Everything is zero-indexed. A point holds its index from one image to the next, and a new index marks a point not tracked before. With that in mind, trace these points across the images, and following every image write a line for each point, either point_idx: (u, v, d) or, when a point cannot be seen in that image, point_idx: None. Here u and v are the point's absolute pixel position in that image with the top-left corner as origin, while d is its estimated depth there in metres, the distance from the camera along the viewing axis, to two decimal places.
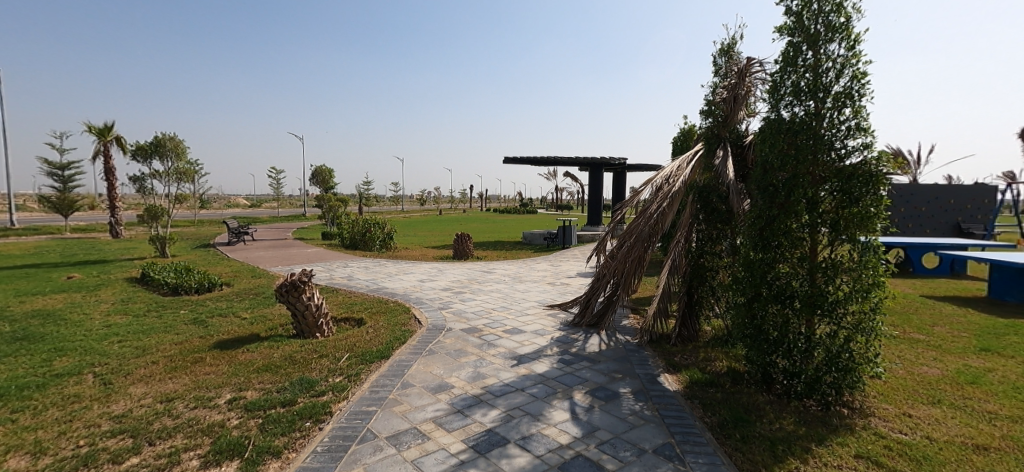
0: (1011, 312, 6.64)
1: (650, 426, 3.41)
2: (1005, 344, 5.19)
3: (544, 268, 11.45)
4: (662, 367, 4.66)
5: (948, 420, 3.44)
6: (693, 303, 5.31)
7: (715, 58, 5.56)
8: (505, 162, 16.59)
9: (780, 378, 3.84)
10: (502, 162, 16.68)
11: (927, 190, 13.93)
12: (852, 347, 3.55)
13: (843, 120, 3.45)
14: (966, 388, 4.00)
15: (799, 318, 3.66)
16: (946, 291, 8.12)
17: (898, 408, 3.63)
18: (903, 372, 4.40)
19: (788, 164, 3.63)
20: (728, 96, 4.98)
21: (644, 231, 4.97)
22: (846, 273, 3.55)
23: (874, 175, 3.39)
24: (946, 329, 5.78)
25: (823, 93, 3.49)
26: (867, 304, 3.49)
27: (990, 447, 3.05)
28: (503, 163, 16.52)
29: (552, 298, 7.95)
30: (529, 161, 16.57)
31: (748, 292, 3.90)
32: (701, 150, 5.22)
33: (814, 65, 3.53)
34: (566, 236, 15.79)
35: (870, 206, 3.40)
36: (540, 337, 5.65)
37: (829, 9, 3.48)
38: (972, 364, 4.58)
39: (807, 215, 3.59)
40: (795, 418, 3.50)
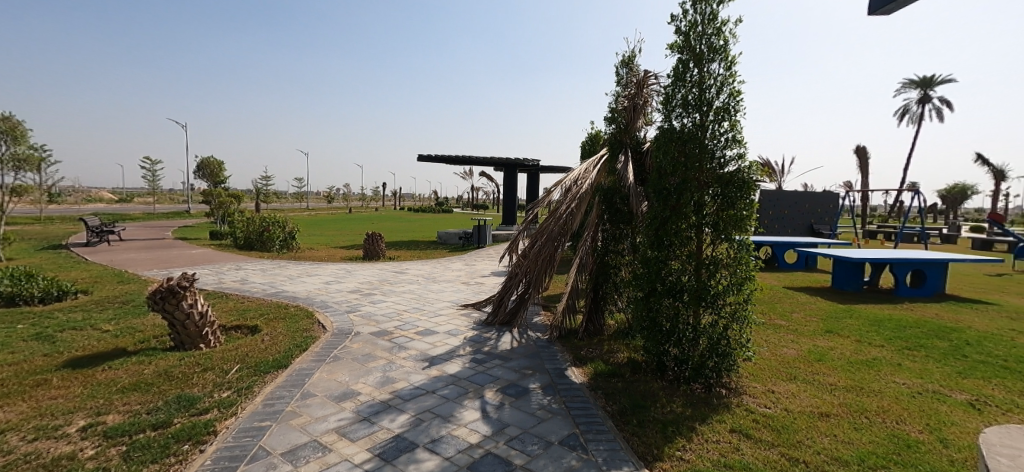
0: (850, 299, 7.90)
1: (557, 419, 3.55)
2: (844, 326, 6.15)
3: (458, 267, 11.43)
4: (569, 361, 4.87)
5: (801, 392, 4.00)
6: (599, 299, 5.62)
7: (616, 69, 6.00)
8: (419, 160, 16.33)
9: (672, 365, 4.19)
10: (416, 160, 16.38)
11: (791, 195, 16.07)
12: (730, 334, 4.01)
13: (723, 132, 3.86)
14: (816, 364, 4.69)
15: (687, 309, 4.03)
16: (802, 283, 9.44)
17: (764, 386, 4.15)
18: (769, 353, 5.05)
19: (678, 170, 3.96)
20: (629, 104, 5.36)
21: (554, 230, 5.15)
22: (726, 268, 3.98)
23: (748, 182, 3.82)
24: (802, 315, 6.73)
25: (706, 107, 3.87)
26: (741, 296, 3.95)
27: (830, 414, 3.60)
28: (418, 160, 16.26)
29: (466, 298, 7.91)
30: (444, 160, 16.40)
31: (645, 288, 4.20)
32: (606, 154, 5.51)
33: (699, 80, 3.89)
34: (481, 235, 15.78)
35: (744, 210, 3.85)
36: (453, 337, 5.60)
37: (711, 32, 3.86)
38: (821, 344, 5.38)
39: (694, 216, 3.96)
40: (683, 401, 3.83)
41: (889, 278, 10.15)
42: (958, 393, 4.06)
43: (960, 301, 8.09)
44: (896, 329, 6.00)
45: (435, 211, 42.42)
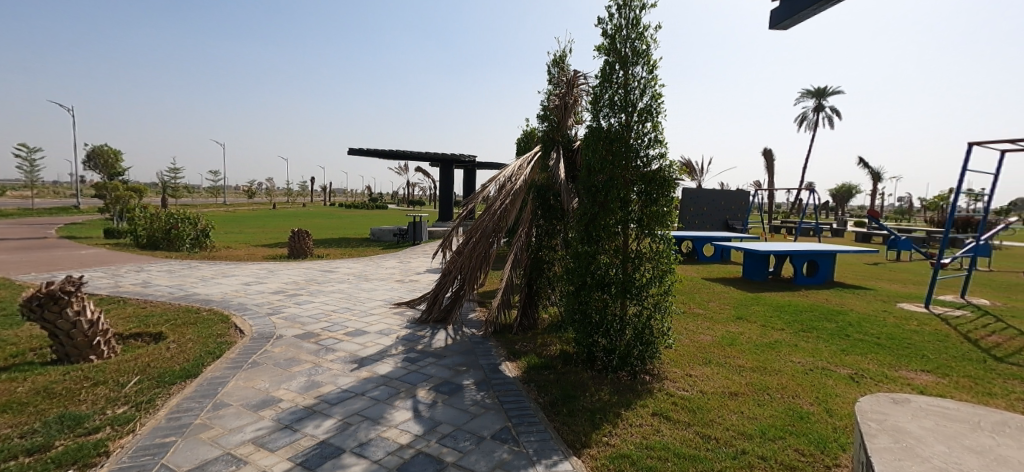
0: (757, 288, 8.66)
1: (490, 414, 3.56)
2: (752, 312, 6.73)
3: (392, 265, 11.12)
4: (504, 356, 4.90)
5: (714, 375, 4.33)
6: (533, 294, 5.71)
7: (548, 68, 6.11)
8: (349, 153, 15.66)
9: (601, 355, 4.35)
10: (346, 153, 15.69)
11: (709, 194, 17.30)
12: (652, 323, 4.24)
13: (646, 132, 4.06)
14: (727, 348, 5.09)
15: (614, 301, 4.21)
16: (718, 274, 10.21)
17: (682, 370, 4.45)
18: (687, 340, 5.42)
19: (606, 168, 4.11)
20: (560, 103, 5.48)
21: (488, 227, 5.15)
22: (649, 261, 4.21)
23: (668, 180, 4.06)
24: (717, 303, 7.28)
25: (632, 108, 4.05)
26: (662, 287, 4.20)
27: (738, 393, 3.93)
28: (348, 154, 15.59)
29: (400, 296, 7.71)
30: (376, 154, 15.85)
31: (576, 282, 4.32)
32: (539, 151, 5.59)
33: (625, 82, 4.06)
34: (416, 232, 15.47)
35: (665, 206, 4.08)
36: (385, 337, 5.44)
37: (634, 36, 4.04)
38: (732, 329, 5.86)
39: (620, 212, 4.13)
40: (610, 389, 4.00)
41: (791, 268, 11.23)
42: (842, 368, 4.60)
43: (846, 287, 9.15)
44: (796, 314, 6.66)
45: (367, 207, 40.98)
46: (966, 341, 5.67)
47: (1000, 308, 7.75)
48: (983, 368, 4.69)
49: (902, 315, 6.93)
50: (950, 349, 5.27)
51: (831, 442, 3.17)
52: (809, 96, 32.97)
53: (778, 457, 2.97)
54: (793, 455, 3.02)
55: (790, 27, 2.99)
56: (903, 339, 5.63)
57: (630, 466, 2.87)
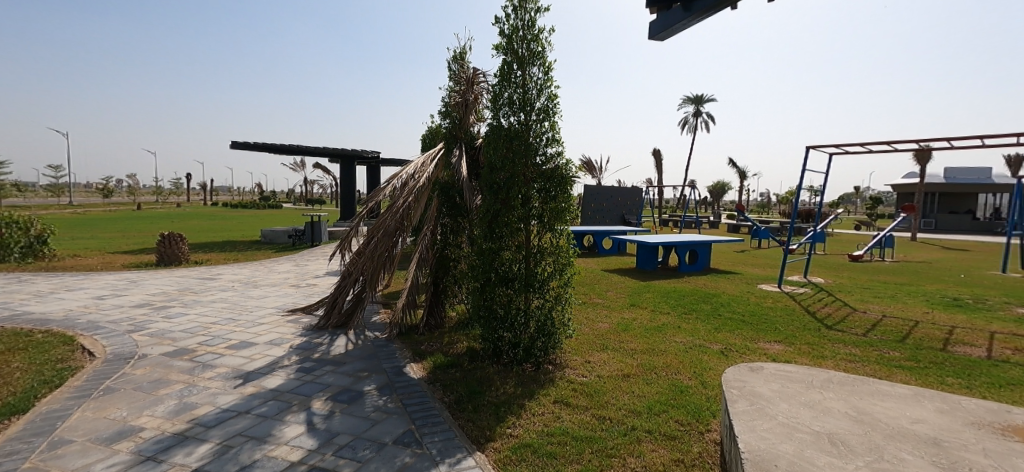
0: (648, 277, 9.42)
1: (392, 418, 3.44)
2: (644, 299, 7.31)
3: (286, 268, 10.27)
4: (409, 357, 4.77)
5: (610, 359, 4.63)
6: (439, 292, 5.62)
7: (449, 64, 6.03)
8: (232, 146, 14.15)
9: (506, 349, 4.42)
10: (229, 146, 14.15)
11: (607, 190, 18.45)
12: (554, 314, 4.41)
13: (544, 131, 4.18)
14: (622, 334, 5.48)
15: (518, 295, 4.29)
16: (615, 265, 10.93)
17: (582, 357, 4.69)
18: (587, 329, 5.72)
19: (507, 166, 4.15)
20: (460, 100, 5.45)
21: (391, 226, 4.94)
22: (550, 256, 4.35)
23: (566, 177, 4.23)
24: (614, 292, 7.79)
25: (530, 107, 4.15)
26: (563, 280, 4.38)
27: (630, 375, 4.24)
28: (230, 147, 14.08)
29: (294, 302, 7.13)
30: (265, 148, 14.51)
31: (480, 278, 4.33)
32: (442, 149, 5.50)
33: (523, 82, 4.14)
34: (314, 232, 14.47)
35: (563, 203, 4.25)
36: (275, 347, 5.00)
37: (530, 38, 4.14)
38: (627, 316, 6.32)
39: (522, 209, 4.22)
40: (515, 382, 4.09)
41: (676, 258, 12.39)
42: (715, 344, 5.19)
43: (720, 273, 10.33)
44: (680, 299, 7.36)
45: (257, 206, 37.45)
46: (809, 314, 6.72)
47: (832, 284, 9.31)
48: (818, 335, 5.59)
49: (762, 294, 8.00)
50: (797, 322, 6.20)
51: (705, 411, 3.55)
52: (690, 102, 36.58)
53: (661, 429, 3.25)
54: (675, 425, 3.33)
55: (666, 38, 3.27)
56: (763, 315, 6.51)
57: (531, 454, 2.95)
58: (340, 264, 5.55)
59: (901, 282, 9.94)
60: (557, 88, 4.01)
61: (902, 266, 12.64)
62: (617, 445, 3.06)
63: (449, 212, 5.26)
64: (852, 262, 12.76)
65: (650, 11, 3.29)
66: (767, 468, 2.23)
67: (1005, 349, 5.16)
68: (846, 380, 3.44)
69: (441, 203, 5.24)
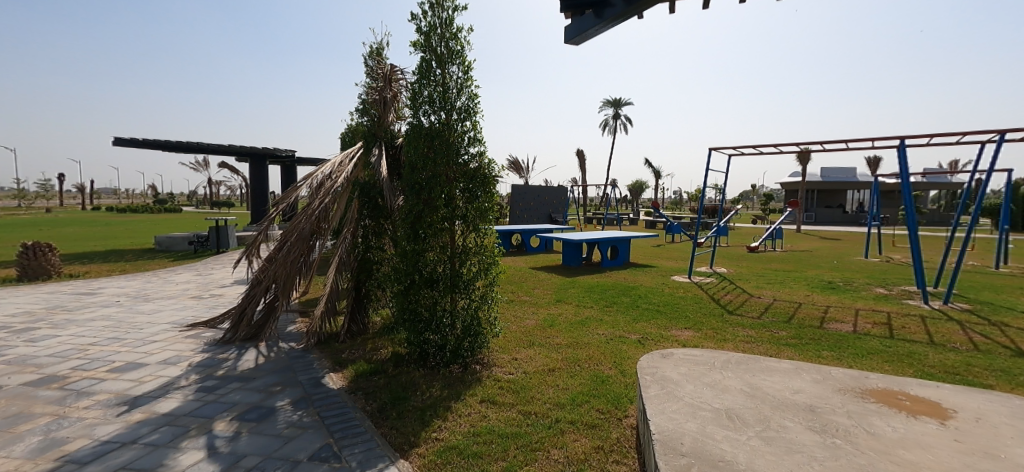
0: (572, 273, 9.72)
1: (308, 433, 3.24)
2: (569, 294, 7.53)
3: (186, 278, 9.28)
4: (327, 367, 4.51)
5: (536, 355, 4.72)
6: (361, 298, 5.38)
7: (365, 59, 5.80)
8: (116, 143, 12.52)
9: (433, 352, 4.33)
10: (111, 143, 12.51)
11: (533, 189, 18.78)
12: (480, 314, 4.41)
13: (465, 131, 4.15)
14: (548, 329, 5.60)
15: (443, 297, 4.22)
16: (541, 263, 11.15)
17: (509, 355, 4.72)
18: (514, 326, 5.78)
19: (428, 165, 4.04)
20: (378, 97, 5.26)
21: (305, 230, 4.62)
22: (475, 256, 4.33)
23: (488, 177, 4.23)
24: (541, 289, 7.95)
25: (450, 106, 4.08)
26: (488, 279, 4.39)
27: (555, 368, 4.36)
28: (114, 144, 12.45)
29: (195, 315, 6.47)
30: (157, 145, 13.00)
31: (404, 281, 4.19)
32: (360, 148, 5.25)
33: (442, 81, 4.07)
34: (220, 238, 13.12)
35: (486, 202, 4.25)
36: (171, 367, 4.49)
37: (449, 36, 4.09)
38: (553, 311, 6.47)
39: (445, 209, 4.15)
40: (442, 384, 4.02)
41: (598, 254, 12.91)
42: (633, 334, 5.47)
43: (638, 267, 10.92)
44: (603, 293, 7.67)
45: (149, 210, 33.50)
46: (715, 301, 7.32)
47: (733, 273, 10.23)
48: (722, 321, 6.11)
49: (675, 285, 8.59)
50: (705, 309, 6.74)
51: (623, 398, 3.73)
52: (608, 105, 38.33)
53: (584, 419, 3.37)
54: (596, 415, 3.46)
55: (580, 42, 3.37)
56: (676, 305, 6.98)
57: (456, 456, 2.92)
58: (249, 272, 5.11)
59: (789, 269, 11.17)
60: (477, 88, 4.00)
61: (790, 255, 14.21)
62: (542, 439, 3.12)
63: (370, 213, 5.04)
64: (750, 253, 14.11)
65: (565, 16, 3.37)
66: (676, 447, 2.39)
67: (869, 324, 5.98)
68: (743, 360, 3.79)
69: (360, 204, 4.99)
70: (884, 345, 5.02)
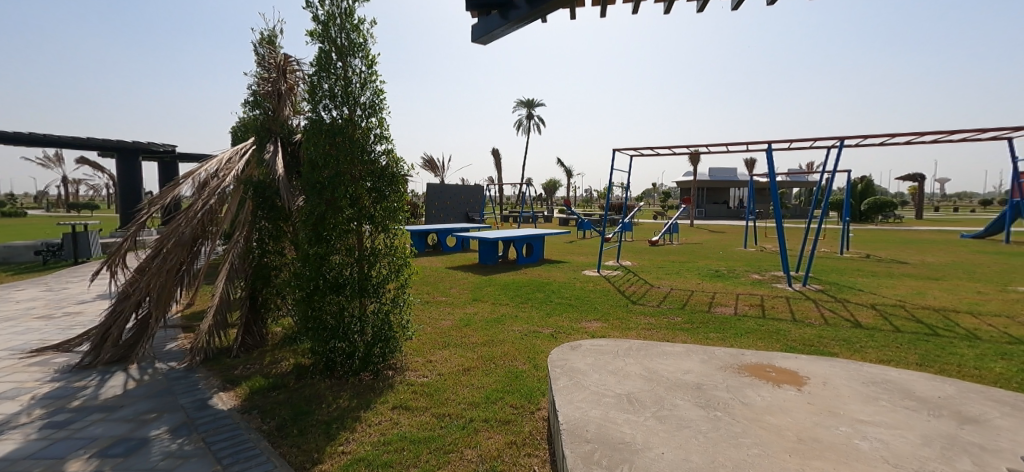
0: (488, 271, 9.75)
1: (190, 463, 2.89)
2: (485, 293, 7.54)
3: (34, 295, 7.84)
4: (216, 386, 4.06)
5: (451, 356, 4.67)
6: (257, 308, 4.91)
7: (255, 48, 5.33)
8: None
9: (340, 361, 4.09)
10: None
11: (449, 188, 18.57)
12: (391, 317, 4.26)
13: (371, 127, 3.96)
14: (464, 329, 5.57)
15: (351, 302, 3.99)
16: (458, 263, 11.04)
17: (423, 357, 4.62)
18: (430, 328, 5.66)
19: (331, 163, 3.77)
20: (271, 89, 4.86)
21: (186, 235, 4.10)
22: (384, 258, 4.17)
23: (397, 176, 4.09)
24: (457, 289, 7.89)
25: (353, 101, 3.87)
26: (399, 281, 4.25)
27: (471, 368, 4.35)
28: None
29: (44, 338, 5.48)
30: None
31: (305, 287, 3.88)
32: (253, 143, 4.80)
33: (344, 74, 3.84)
34: (79, 246, 11.23)
35: (395, 202, 4.10)
36: (9, 401, 3.77)
37: (350, 28, 3.87)
38: (468, 311, 6.45)
39: (350, 209, 3.91)
40: (350, 394, 3.81)
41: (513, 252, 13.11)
42: (546, 328, 5.64)
43: (551, 263, 11.27)
44: (518, 290, 7.79)
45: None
46: (621, 293, 7.79)
47: (637, 266, 10.97)
48: (626, 311, 6.53)
49: (585, 280, 9.00)
50: (612, 301, 7.16)
51: (536, 392, 3.83)
52: (522, 106, 39.00)
53: (496, 416, 3.40)
54: (509, 410, 3.51)
55: (487, 42, 3.37)
56: (586, 298, 7.32)
57: (365, 468, 2.79)
58: (114, 284, 4.43)
59: (684, 260, 12.24)
60: (382, 83, 3.83)
61: (685, 247, 15.58)
62: (455, 440, 3.09)
63: (267, 214, 4.63)
64: (651, 247, 15.23)
65: (471, 15, 3.34)
66: (581, 434, 2.50)
67: (747, 306, 6.75)
68: (642, 347, 4.08)
69: (255, 205, 4.57)
70: (758, 325, 5.70)
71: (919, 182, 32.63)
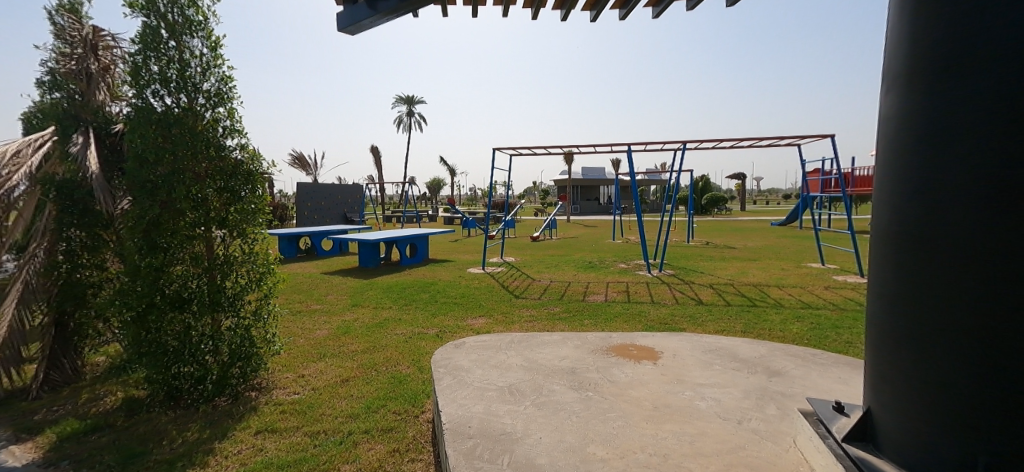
0: (369, 274, 9.27)
1: None
2: (366, 297, 7.16)
3: None
4: (6, 439, 3.22)
5: (327, 367, 4.34)
6: (68, 335, 4.01)
7: (50, 16, 4.31)
8: None
9: (187, 388, 3.53)
10: None
11: (324, 187, 17.32)
12: (251, 332, 3.81)
13: (218, 119, 3.48)
14: (342, 338, 5.21)
15: (199, 320, 3.47)
16: (335, 267, 10.33)
17: (294, 373, 4.22)
18: (302, 340, 5.19)
19: (164, 158, 3.18)
20: (75, 68, 4.02)
21: None
22: (241, 266, 3.70)
23: (253, 174, 3.65)
24: (334, 295, 7.36)
25: (193, 88, 3.35)
26: (261, 291, 3.83)
27: (350, 378, 4.09)
28: None
29: None
30: None
31: (135, 307, 3.23)
32: (53, 133, 3.90)
33: (179, 56, 3.30)
34: None
35: (253, 202, 3.66)
36: None
37: (184, 2, 3.33)
38: (347, 318, 6.05)
39: (192, 213, 3.36)
40: (200, 424, 3.31)
41: (397, 253, 12.67)
42: (431, 329, 5.54)
43: (436, 262, 11.13)
44: (402, 292, 7.53)
45: None
46: (505, 288, 8.00)
47: (519, 261, 11.36)
48: (510, 305, 6.73)
49: (469, 277, 9.06)
50: (496, 296, 7.33)
51: (420, 395, 3.75)
52: (400, 102, 37.82)
53: (378, 425, 3.25)
54: (392, 418, 3.38)
55: (355, 32, 3.19)
56: (472, 295, 7.37)
57: None
58: None
59: (561, 254, 13.02)
60: (230, 69, 3.39)
61: (562, 241, 16.57)
62: (331, 457, 2.88)
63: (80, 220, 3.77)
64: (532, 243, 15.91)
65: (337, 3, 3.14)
66: (463, 431, 2.50)
67: (615, 293, 7.41)
68: (523, 338, 4.23)
69: (59, 210, 3.63)
70: (624, 309, 6.29)
71: (743, 179, 38.99)
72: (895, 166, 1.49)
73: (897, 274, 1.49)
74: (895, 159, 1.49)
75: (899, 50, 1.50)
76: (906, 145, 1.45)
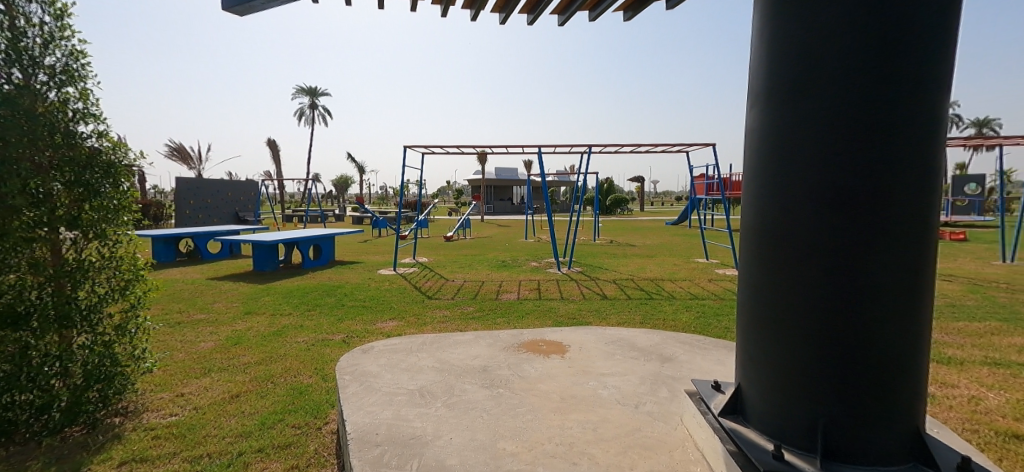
0: (265, 279, 8.52)
1: None
2: (262, 304, 6.56)
3: None
4: None
5: (214, 383, 3.91)
6: None
7: None
8: None
9: (23, 421, 2.92)
10: None
11: (212, 184, 15.65)
12: (114, 349, 3.30)
13: (65, 100, 2.96)
14: (232, 349, 4.72)
15: (42, 338, 2.90)
16: (225, 272, 9.34)
17: (171, 392, 3.73)
18: (182, 354, 4.61)
19: None
20: None
21: None
22: (99, 272, 3.19)
23: (113, 166, 3.18)
24: (222, 303, 6.64)
25: (31, 61, 2.80)
26: (127, 301, 3.36)
27: (240, 393, 3.72)
28: None
29: None
30: None
31: None
32: None
33: (9, 22, 2.73)
34: None
35: (113, 199, 3.18)
36: None
37: None
38: (238, 327, 5.48)
39: (30, 211, 2.79)
40: (43, 461, 2.77)
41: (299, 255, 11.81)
42: (336, 334, 5.23)
43: (342, 264, 10.54)
44: (304, 296, 7.01)
45: None
46: (416, 289, 7.81)
47: (431, 262, 11.16)
48: (422, 306, 6.58)
49: (379, 279, 8.71)
50: (407, 298, 7.13)
51: (323, 405, 3.51)
52: (301, 93, 35.36)
53: (275, 442, 2.99)
54: (291, 432, 3.12)
55: (243, 13, 2.90)
56: (381, 298, 7.09)
57: None
58: None
59: (474, 253, 13.03)
60: (81, 42, 2.89)
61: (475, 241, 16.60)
62: None
63: None
64: (444, 243, 15.72)
65: None
66: (370, 439, 2.39)
67: (527, 291, 7.58)
68: (435, 340, 4.15)
69: None
70: (535, 306, 6.46)
71: (642, 181, 42.00)
72: (760, 170, 1.66)
73: (761, 265, 1.68)
74: (759, 164, 1.67)
75: (759, 67, 1.68)
76: (767, 152, 1.62)
